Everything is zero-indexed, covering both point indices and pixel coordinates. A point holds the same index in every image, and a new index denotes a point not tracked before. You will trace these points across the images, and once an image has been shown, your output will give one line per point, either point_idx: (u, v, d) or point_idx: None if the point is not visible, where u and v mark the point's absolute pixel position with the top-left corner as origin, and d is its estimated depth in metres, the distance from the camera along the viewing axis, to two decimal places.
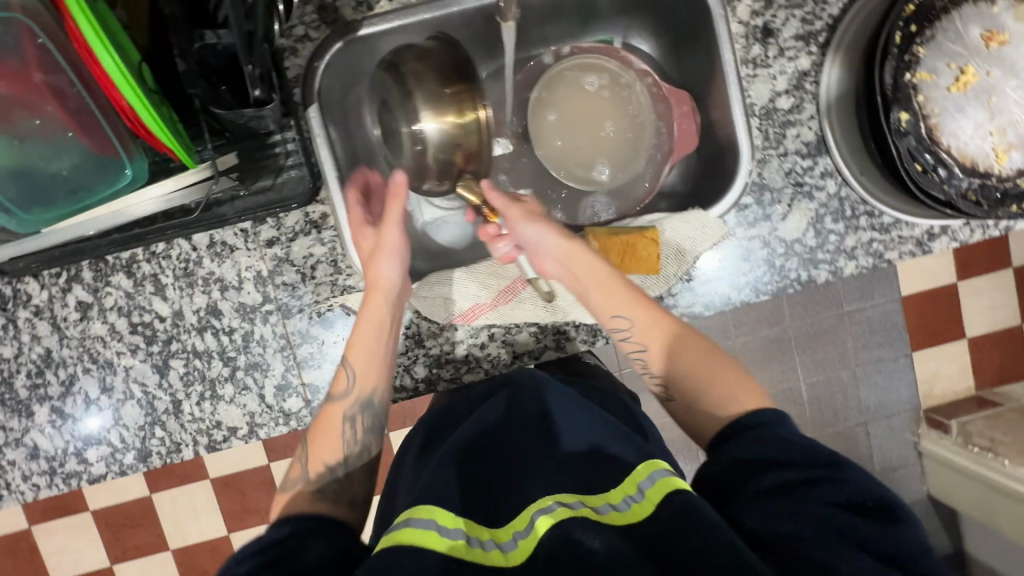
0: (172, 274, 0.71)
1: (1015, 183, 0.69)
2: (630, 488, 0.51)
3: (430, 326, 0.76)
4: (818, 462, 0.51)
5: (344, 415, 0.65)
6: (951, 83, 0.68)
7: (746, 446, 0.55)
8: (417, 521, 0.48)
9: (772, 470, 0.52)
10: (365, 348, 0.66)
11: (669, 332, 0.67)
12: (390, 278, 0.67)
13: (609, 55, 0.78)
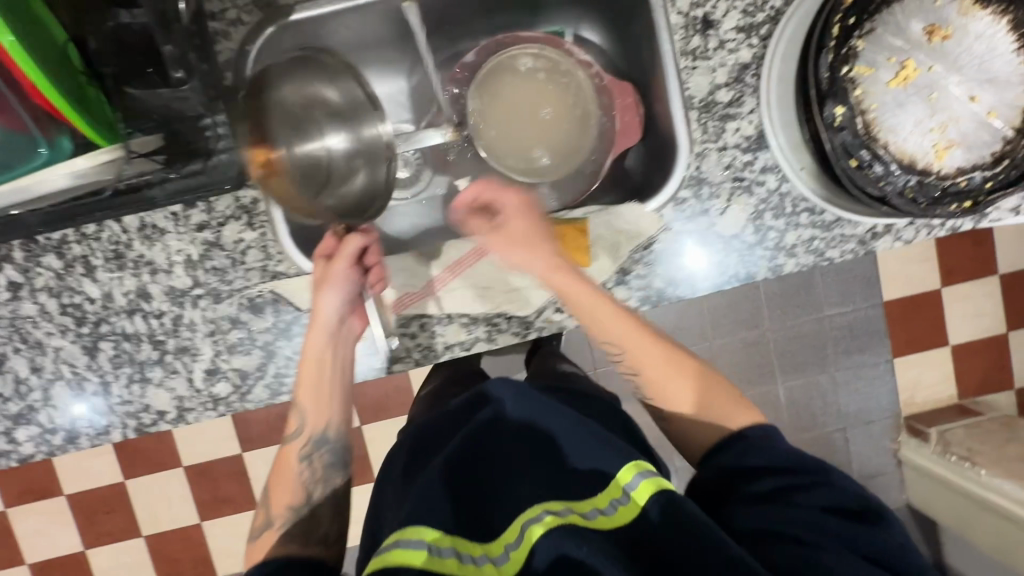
0: (102, 257, 0.71)
1: (955, 181, 0.67)
2: (615, 492, 0.53)
3: None
4: (804, 471, 0.61)
5: (300, 456, 0.72)
6: (891, 77, 0.67)
7: (743, 452, 0.64)
8: (406, 541, 0.49)
9: (763, 476, 0.61)
10: (311, 388, 0.71)
11: (650, 359, 0.72)
12: (328, 312, 0.70)
13: (547, 43, 0.78)
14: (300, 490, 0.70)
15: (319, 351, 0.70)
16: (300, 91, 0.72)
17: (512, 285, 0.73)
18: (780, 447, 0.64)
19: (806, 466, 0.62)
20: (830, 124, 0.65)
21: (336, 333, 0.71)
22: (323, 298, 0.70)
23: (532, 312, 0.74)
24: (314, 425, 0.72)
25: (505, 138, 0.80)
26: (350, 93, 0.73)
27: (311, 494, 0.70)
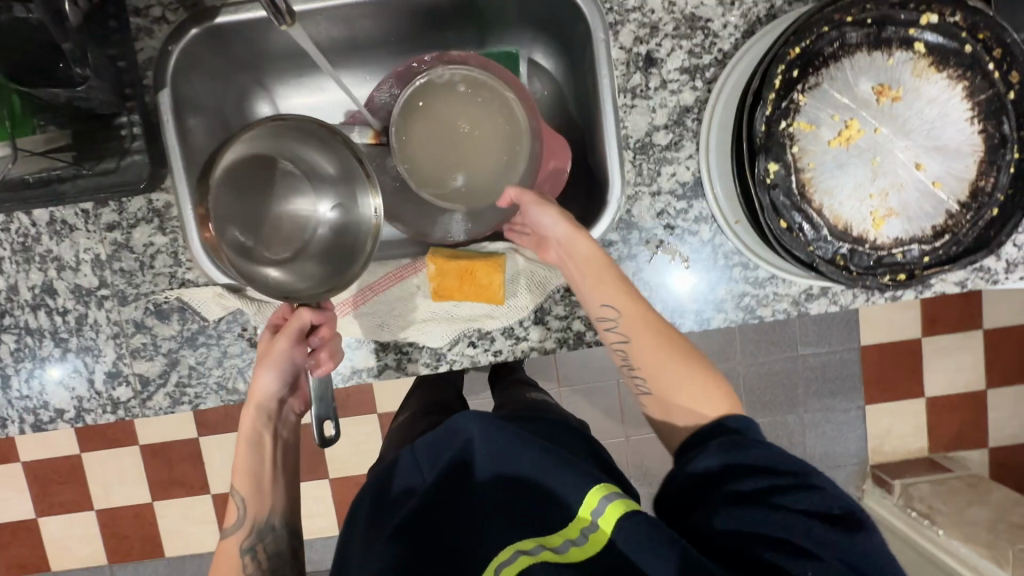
0: (9, 249, 0.70)
1: (891, 252, 0.64)
2: (585, 518, 0.50)
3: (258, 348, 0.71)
4: (793, 473, 0.51)
5: (243, 550, 0.60)
6: (833, 136, 0.63)
7: (725, 451, 0.53)
8: None
9: (741, 479, 0.51)
10: (249, 472, 0.62)
11: (648, 324, 0.62)
12: (263, 385, 0.62)
13: (473, 62, 0.76)
14: None
15: (255, 432, 0.62)
16: (304, 159, 0.63)
17: (424, 315, 0.70)
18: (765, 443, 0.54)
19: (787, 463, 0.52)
20: (761, 182, 0.62)
21: (275, 412, 0.64)
22: (262, 375, 0.61)
23: (443, 345, 0.70)
24: (255, 513, 0.61)
25: (428, 154, 0.76)
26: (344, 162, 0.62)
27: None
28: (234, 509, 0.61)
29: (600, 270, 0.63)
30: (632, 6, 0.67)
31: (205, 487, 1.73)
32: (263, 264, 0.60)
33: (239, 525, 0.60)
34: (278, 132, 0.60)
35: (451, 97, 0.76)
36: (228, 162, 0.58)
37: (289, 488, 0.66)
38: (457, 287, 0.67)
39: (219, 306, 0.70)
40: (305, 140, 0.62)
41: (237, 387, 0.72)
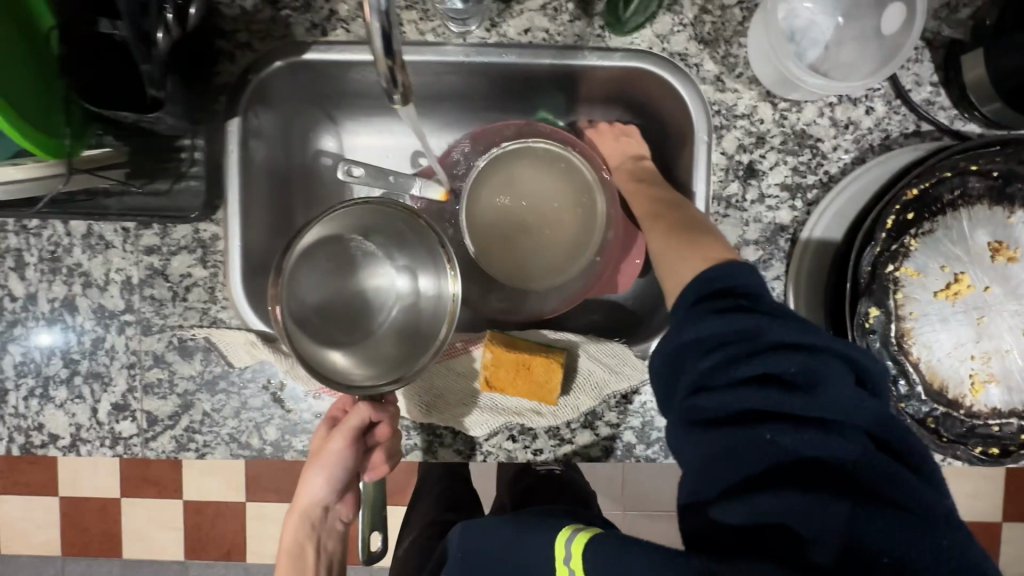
0: (36, 255, 0.65)
1: (986, 422, 0.59)
2: (564, 571, 0.50)
3: (283, 403, 0.66)
4: (776, 339, 0.45)
5: None
6: (939, 287, 0.59)
7: (711, 322, 0.47)
8: None
9: (726, 361, 0.46)
10: None
11: (658, 210, 0.62)
12: (313, 493, 0.63)
13: (550, 136, 0.72)
14: None
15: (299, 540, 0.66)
16: (381, 236, 0.67)
17: (467, 400, 0.65)
18: (760, 299, 0.48)
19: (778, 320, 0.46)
20: (859, 325, 0.57)
21: (318, 520, 0.67)
22: (312, 480, 0.62)
23: (480, 435, 0.64)
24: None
25: (490, 228, 0.72)
26: (419, 247, 0.66)
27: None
28: None
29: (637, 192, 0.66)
30: (741, 112, 0.64)
31: (179, 493, 1.67)
32: (331, 345, 0.64)
33: None
34: (356, 216, 0.64)
35: (521, 172, 0.72)
36: (304, 246, 0.62)
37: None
38: (510, 380, 0.62)
39: (249, 355, 0.64)
40: (381, 220, 0.65)
41: (250, 443, 0.66)
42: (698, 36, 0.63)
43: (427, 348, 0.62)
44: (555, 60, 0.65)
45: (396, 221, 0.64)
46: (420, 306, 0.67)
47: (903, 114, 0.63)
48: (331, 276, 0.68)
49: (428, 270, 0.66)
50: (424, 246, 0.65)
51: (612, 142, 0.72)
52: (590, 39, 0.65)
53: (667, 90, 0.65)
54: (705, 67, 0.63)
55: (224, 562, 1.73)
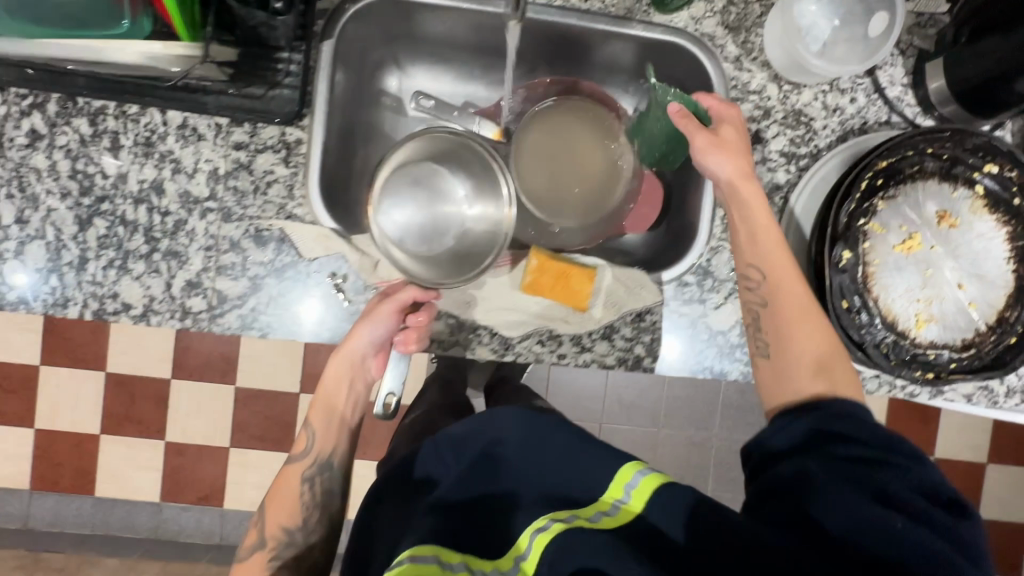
0: (132, 139, 0.71)
1: (925, 351, 0.73)
2: (618, 493, 0.58)
3: (350, 290, 0.74)
4: (894, 449, 0.57)
5: (303, 477, 0.79)
6: (898, 242, 0.74)
7: (840, 420, 0.60)
8: (421, 557, 0.54)
9: (842, 446, 0.58)
10: (324, 408, 0.82)
11: (792, 297, 0.68)
12: (356, 346, 0.76)
13: (592, 96, 0.85)
14: (300, 514, 0.77)
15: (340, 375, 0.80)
16: (453, 163, 0.82)
17: (508, 304, 0.76)
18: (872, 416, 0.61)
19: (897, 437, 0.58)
20: (835, 264, 0.71)
21: (359, 363, 0.80)
22: (365, 329, 0.73)
23: (515, 335, 0.75)
24: (324, 444, 0.81)
25: (535, 167, 0.84)
26: (483, 173, 0.81)
27: (307, 517, 0.78)
28: (304, 440, 0.80)
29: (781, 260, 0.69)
30: (753, 89, 0.77)
31: (161, 432, 1.65)
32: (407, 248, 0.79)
33: (305, 454, 0.80)
34: (435, 147, 0.81)
35: (564, 124, 0.84)
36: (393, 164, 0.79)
37: (344, 435, 0.83)
38: (551, 286, 0.75)
39: (322, 247, 0.73)
40: (456, 150, 0.81)
41: (311, 327, 0.74)
42: (724, 22, 0.77)
43: (473, 266, 0.77)
44: (608, 26, 0.78)
45: (464, 148, 0.80)
46: (479, 223, 0.81)
47: (878, 106, 0.79)
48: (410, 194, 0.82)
49: (487, 193, 0.81)
50: (486, 172, 0.80)
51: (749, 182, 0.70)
52: (638, 13, 0.78)
53: (694, 63, 0.78)
54: (728, 49, 0.77)
55: (198, 508, 1.66)
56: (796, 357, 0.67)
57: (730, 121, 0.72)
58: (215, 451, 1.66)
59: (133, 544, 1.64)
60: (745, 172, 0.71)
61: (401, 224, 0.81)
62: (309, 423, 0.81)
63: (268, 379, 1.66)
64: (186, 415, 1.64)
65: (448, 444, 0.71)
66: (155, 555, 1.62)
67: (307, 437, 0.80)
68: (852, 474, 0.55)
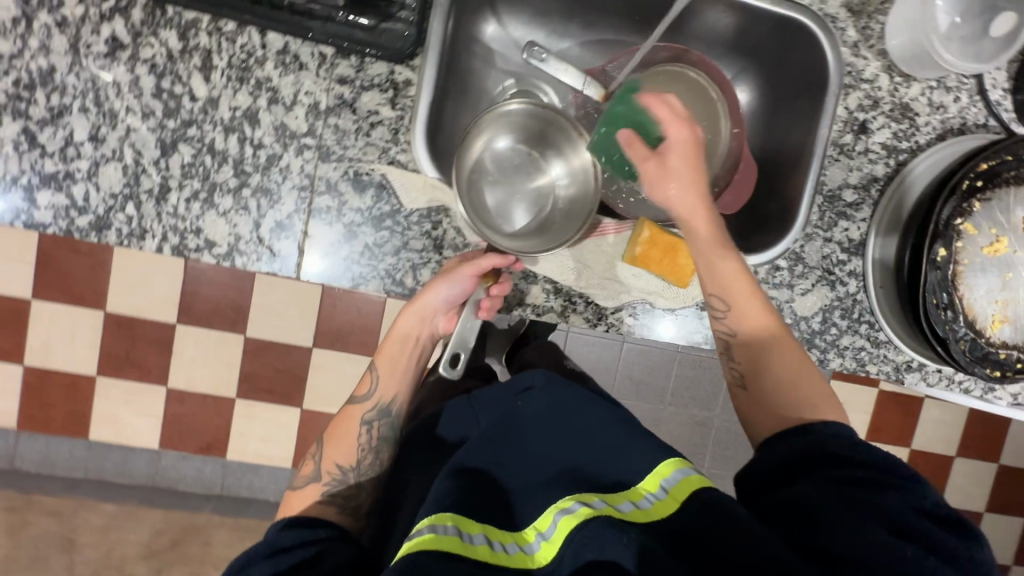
0: (226, 60, 0.65)
1: (997, 350, 0.76)
2: (653, 487, 0.56)
3: (455, 239, 0.72)
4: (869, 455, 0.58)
5: (362, 418, 0.77)
6: (986, 244, 0.76)
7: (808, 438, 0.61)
8: (439, 528, 0.50)
9: (822, 467, 0.58)
10: (391, 357, 0.79)
11: (762, 325, 0.69)
12: (433, 304, 0.74)
13: (698, 64, 0.82)
14: (355, 454, 0.75)
15: (413, 331, 0.78)
16: (527, 135, 0.77)
17: (607, 275, 0.75)
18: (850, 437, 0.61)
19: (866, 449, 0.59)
20: (932, 261, 0.71)
21: (431, 321, 0.78)
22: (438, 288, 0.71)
23: (610, 306, 0.75)
24: (387, 391, 0.78)
25: None
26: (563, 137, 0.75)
27: (361, 459, 0.75)
28: (367, 384, 0.79)
29: (736, 281, 0.69)
30: (867, 77, 0.78)
31: (163, 379, 1.41)
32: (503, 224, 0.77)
33: (367, 397, 0.78)
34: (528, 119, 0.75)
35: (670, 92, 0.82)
36: (490, 145, 0.76)
37: (406, 386, 0.80)
38: (658, 260, 0.74)
39: (425, 196, 0.70)
40: (526, 120, 0.75)
41: (404, 281, 0.71)
42: (849, 5, 0.77)
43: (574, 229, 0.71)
44: None
45: (539, 116, 0.74)
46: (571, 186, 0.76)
47: (979, 107, 0.79)
48: (491, 173, 0.78)
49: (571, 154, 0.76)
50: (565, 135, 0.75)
51: (698, 215, 0.69)
52: None
53: (811, 43, 0.77)
54: (848, 33, 0.77)
55: (201, 458, 1.44)
56: (777, 381, 0.68)
57: (671, 142, 0.69)
58: (222, 402, 1.42)
59: (130, 490, 1.42)
60: (691, 201, 0.69)
61: (504, 206, 0.78)
62: (374, 367, 0.79)
63: (281, 332, 1.41)
64: (193, 360, 1.40)
65: (480, 405, 0.77)
66: (155, 503, 1.41)
67: (371, 380, 0.78)
68: (842, 491, 0.54)
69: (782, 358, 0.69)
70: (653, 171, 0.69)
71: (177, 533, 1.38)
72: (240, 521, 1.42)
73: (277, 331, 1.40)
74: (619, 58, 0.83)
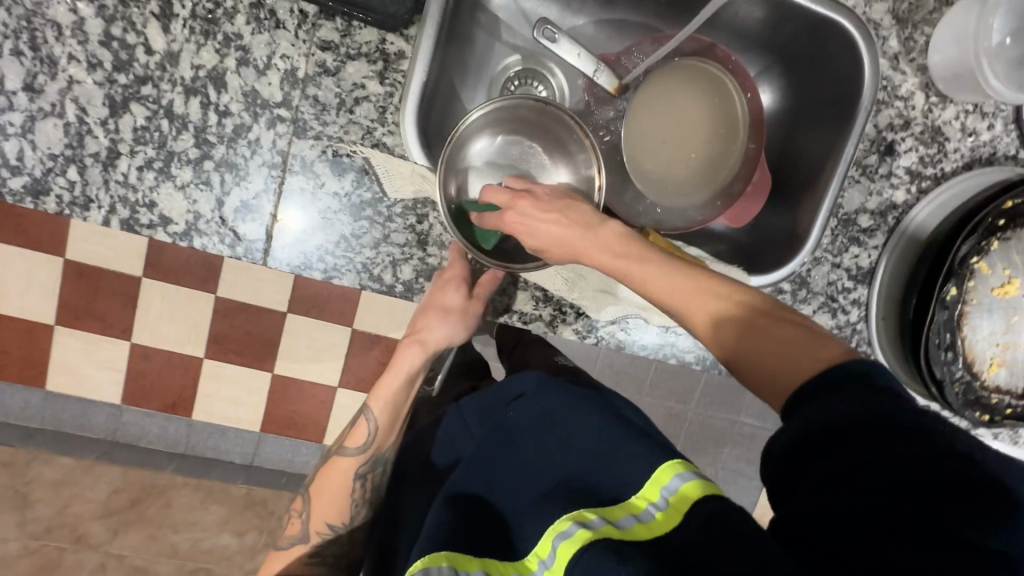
0: (190, 9, 0.57)
1: (990, 395, 0.74)
2: (653, 496, 0.46)
3: (441, 235, 0.66)
4: (878, 413, 0.42)
5: (356, 474, 0.72)
6: (997, 285, 0.72)
7: (817, 411, 0.45)
8: (433, 569, 0.45)
9: (846, 451, 0.41)
10: (387, 399, 0.74)
11: (709, 298, 0.56)
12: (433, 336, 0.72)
13: (722, 61, 0.75)
14: (348, 511, 0.72)
15: (412, 366, 0.74)
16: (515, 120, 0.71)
17: (604, 285, 0.71)
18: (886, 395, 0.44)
19: (877, 405, 0.43)
20: (942, 300, 0.67)
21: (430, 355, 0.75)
22: (441, 296, 0.67)
23: (604, 316, 0.70)
24: (381, 440, 0.73)
25: (648, 133, 0.76)
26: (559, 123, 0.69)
27: (355, 514, 0.72)
28: (359, 435, 0.73)
29: (668, 293, 0.57)
30: (902, 94, 0.72)
31: (127, 333, 1.17)
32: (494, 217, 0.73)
33: (360, 452, 0.72)
34: (512, 109, 0.69)
35: (686, 89, 0.75)
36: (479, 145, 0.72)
37: (399, 430, 0.77)
38: None
39: (411, 187, 0.63)
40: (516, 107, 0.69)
41: (382, 277, 0.65)
42: (893, 11, 0.71)
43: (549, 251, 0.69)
44: None
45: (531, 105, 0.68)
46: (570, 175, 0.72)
47: (1011, 138, 0.74)
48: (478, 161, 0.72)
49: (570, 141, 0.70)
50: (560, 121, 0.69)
51: (587, 245, 0.61)
52: None
53: (850, 48, 0.69)
54: (890, 43, 0.71)
55: (165, 416, 1.22)
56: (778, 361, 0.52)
57: (521, 211, 0.64)
58: (189, 361, 1.19)
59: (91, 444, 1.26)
60: (569, 237, 0.62)
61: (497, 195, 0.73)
62: (370, 413, 0.74)
63: (255, 293, 1.18)
64: (160, 316, 1.17)
65: (472, 416, 0.69)
66: (114, 459, 1.19)
67: (363, 433, 0.73)
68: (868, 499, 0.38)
69: (763, 357, 0.53)
70: (524, 237, 0.64)
71: (136, 494, 1.17)
72: (204, 482, 1.21)
73: (251, 281, 1.16)
74: (639, 45, 0.76)
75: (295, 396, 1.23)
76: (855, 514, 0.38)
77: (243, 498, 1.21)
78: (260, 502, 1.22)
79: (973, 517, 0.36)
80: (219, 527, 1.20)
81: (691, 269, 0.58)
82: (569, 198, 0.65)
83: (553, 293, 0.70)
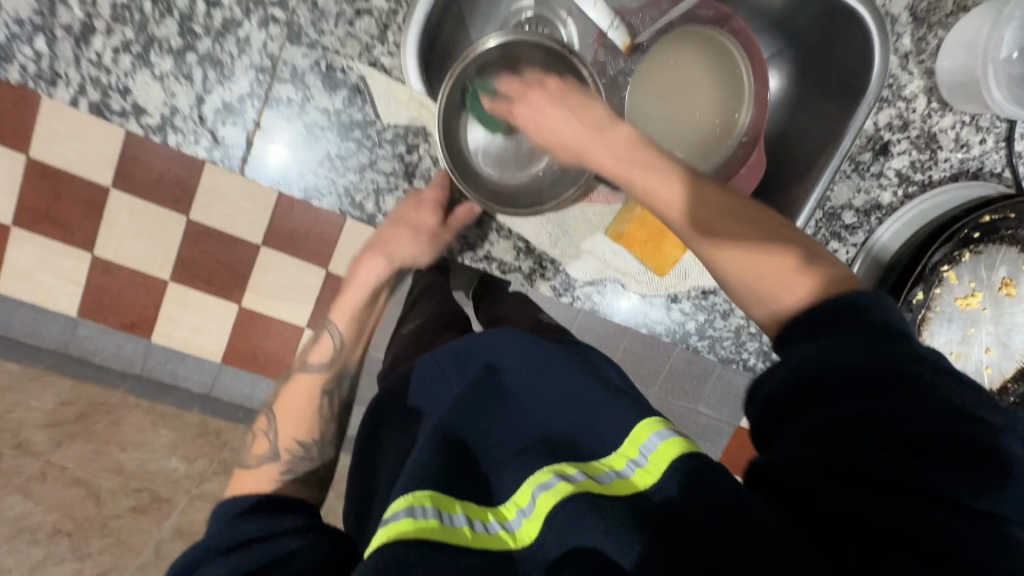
0: None
1: None
2: (632, 453, 0.47)
3: (431, 170, 0.64)
4: (875, 370, 0.41)
5: (321, 389, 0.71)
6: (960, 296, 0.75)
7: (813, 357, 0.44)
8: (417, 510, 0.42)
9: (844, 399, 0.41)
10: (353, 310, 0.75)
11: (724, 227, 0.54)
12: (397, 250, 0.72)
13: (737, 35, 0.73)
14: (318, 428, 0.68)
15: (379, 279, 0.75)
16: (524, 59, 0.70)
17: (587, 246, 0.70)
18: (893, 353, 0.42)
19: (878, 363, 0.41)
20: (908, 301, 0.70)
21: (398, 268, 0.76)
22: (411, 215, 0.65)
23: (580, 278, 0.71)
24: (346, 353, 0.74)
25: (653, 95, 0.75)
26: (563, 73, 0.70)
27: (325, 430, 0.69)
28: (323, 350, 0.73)
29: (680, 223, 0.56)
30: (905, 95, 0.73)
31: (89, 245, 1.11)
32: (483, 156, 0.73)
33: (324, 366, 0.72)
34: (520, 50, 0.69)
35: (694, 60, 0.75)
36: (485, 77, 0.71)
37: (363, 348, 0.77)
38: (642, 241, 0.70)
39: (406, 113, 0.61)
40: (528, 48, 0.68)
41: (364, 205, 0.63)
42: (912, 9, 0.70)
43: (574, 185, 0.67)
44: None
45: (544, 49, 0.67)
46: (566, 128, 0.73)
47: (999, 156, 0.75)
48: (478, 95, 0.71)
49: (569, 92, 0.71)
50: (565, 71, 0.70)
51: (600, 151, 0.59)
52: None
53: (863, 39, 0.69)
54: (903, 40, 0.71)
55: (122, 335, 1.18)
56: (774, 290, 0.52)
57: (532, 107, 0.63)
58: (153, 281, 1.15)
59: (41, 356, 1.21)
60: (580, 139, 0.61)
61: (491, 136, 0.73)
62: (334, 327, 0.74)
63: (229, 221, 1.12)
64: (126, 231, 1.11)
65: (449, 362, 0.66)
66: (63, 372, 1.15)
67: (326, 347, 0.73)
68: (864, 445, 0.38)
69: (761, 285, 0.52)
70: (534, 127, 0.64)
71: (83, 408, 1.10)
72: (157, 407, 1.17)
73: (226, 204, 1.11)
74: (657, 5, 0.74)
75: (261, 330, 1.20)
76: (842, 465, 0.38)
77: (196, 426, 1.18)
78: (213, 433, 1.19)
79: (954, 476, 0.36)
80: (169, 451, 1.12)
81: (701, 187, 0.57)
82: (579, 92, 0.63)
83: (533, 246, 0.69)
